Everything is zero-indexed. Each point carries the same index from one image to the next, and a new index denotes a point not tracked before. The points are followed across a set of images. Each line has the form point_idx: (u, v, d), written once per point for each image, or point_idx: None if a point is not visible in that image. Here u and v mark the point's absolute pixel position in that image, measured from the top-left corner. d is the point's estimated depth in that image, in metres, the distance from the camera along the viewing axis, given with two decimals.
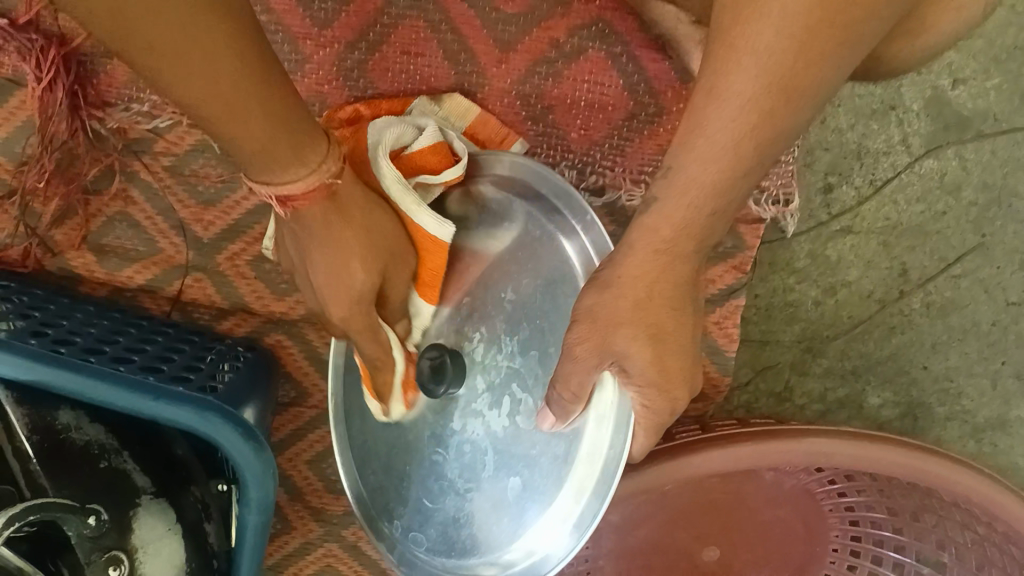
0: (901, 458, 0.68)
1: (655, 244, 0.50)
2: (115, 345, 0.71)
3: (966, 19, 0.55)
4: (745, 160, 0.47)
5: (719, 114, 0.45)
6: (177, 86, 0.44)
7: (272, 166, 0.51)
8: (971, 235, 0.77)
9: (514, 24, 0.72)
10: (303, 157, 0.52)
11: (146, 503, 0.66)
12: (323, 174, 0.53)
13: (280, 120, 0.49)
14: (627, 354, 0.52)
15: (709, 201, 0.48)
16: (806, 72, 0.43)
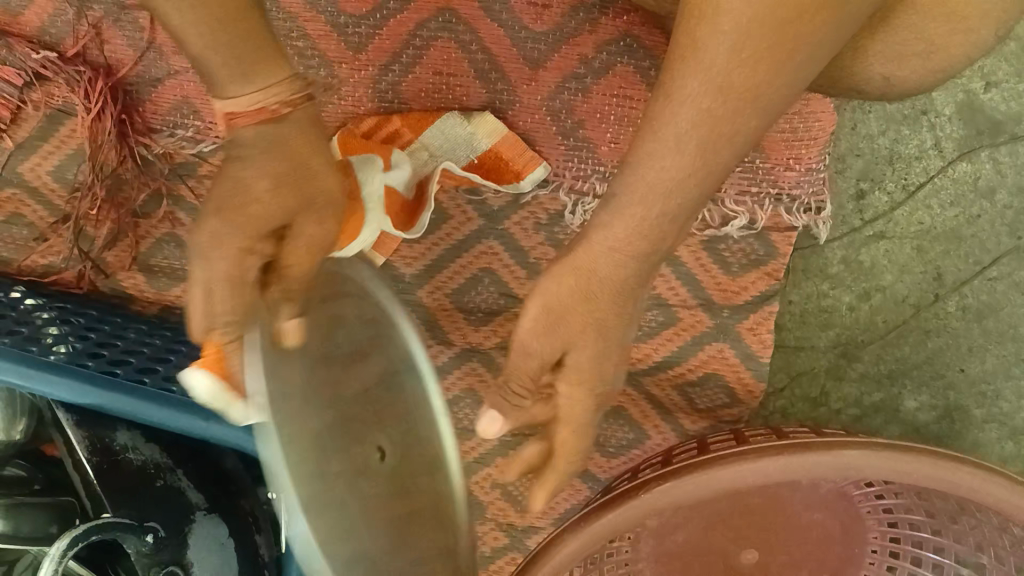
0: (934, 471, 0.69)
1: (588, 271, 0.47)
2: (168, 364, 0.73)
3: (976, 43, 0.60)
4: (701, 162, 0.44)
5: (679, 117, 0.43)
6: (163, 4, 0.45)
7: (224, 78, 0.48)
8: (1006, 238, 0.77)
9: (543, 42, 0.73)
10: (253, 71, 0.48)
11: (201, 518, 0.69)
12: (290, 87, 0.49)
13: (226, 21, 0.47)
14: (571, 348, 0.49)
15: (664, 204, 0.45)
16: (763, 75, 0.42)
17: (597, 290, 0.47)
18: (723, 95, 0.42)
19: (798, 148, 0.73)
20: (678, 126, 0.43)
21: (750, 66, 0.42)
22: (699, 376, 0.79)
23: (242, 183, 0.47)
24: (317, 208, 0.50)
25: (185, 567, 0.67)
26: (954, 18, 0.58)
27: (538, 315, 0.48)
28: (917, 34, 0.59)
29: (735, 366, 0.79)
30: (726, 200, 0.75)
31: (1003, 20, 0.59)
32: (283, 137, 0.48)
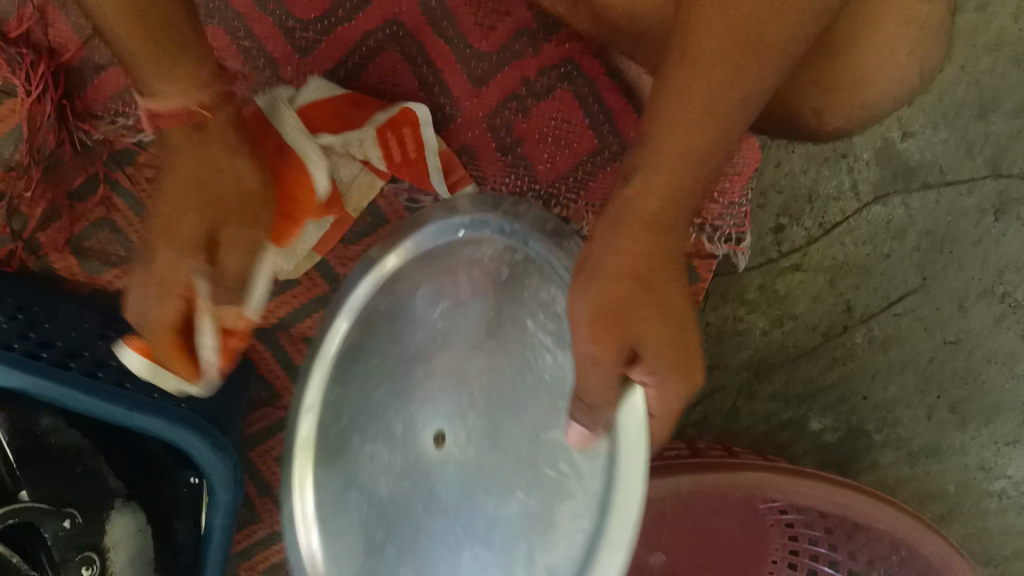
0: (832, 494, 0.74)
1: (644, 223, 0.51)
2: (97, 351, 0.74)
3: (907, 83, 0.62)
4: (711, 148, 0.49)
5: (686, 111, 0.48)
6: None
7: (150, 81, 0.51)
8: (913, 276, 0.82)
9: (488, 61, 0.75)
10: (170, 79, 0.51)
11: (119, 505, 0.71)
12: (190, 92, 0.52)
13: (179, 59, 0.51)
14: (647, 342, 0.50)
15: (691, 189, 0.50)
16: (736, 98, 0.48)
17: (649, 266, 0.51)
18: (710, 117, 0.48)
19: (723, 180, 0.76)
20: (676, 151, 0.49)
21: (728, 89, 0.47)
22: None
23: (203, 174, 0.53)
24: (234, 212, 0.53)
25: (103, 551, 0.70)
26: (886, 48, 0.61)
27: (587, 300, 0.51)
28: (850, 77, 0.62)
29: None
30: None
31: (925, 60, 0.62)
32: (206, 137, 0.53)
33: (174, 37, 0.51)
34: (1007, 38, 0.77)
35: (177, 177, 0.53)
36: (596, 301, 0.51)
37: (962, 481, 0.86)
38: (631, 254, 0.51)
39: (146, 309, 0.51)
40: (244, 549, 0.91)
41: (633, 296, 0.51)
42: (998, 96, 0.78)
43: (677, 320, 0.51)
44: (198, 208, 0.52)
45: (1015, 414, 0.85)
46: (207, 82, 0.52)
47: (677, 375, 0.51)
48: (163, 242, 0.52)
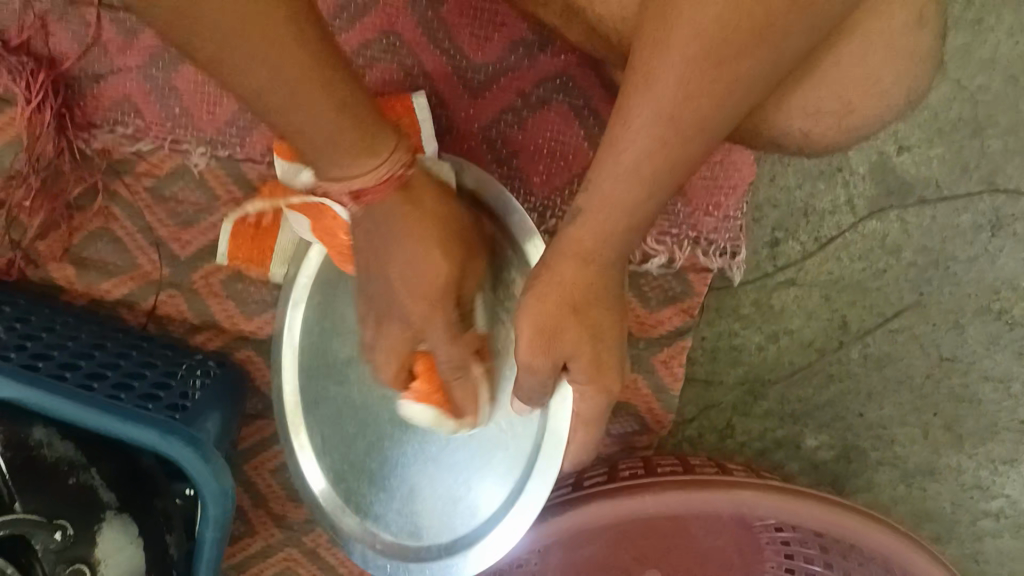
0: (828, 515, 0.73)
1: (579, 253, 0.56)
2: (91, 361, 0.73)
3: (889, 105, 0.61)
4: (654, 170, 0.53)
5: (627, 132, 0.52)
6: (247, 79, 0.47)
7: (332, 155, 0.53)
8: (909, 293, 0.82)
9: (483, 73, 0.75)
10: (370, 151, 0.54)
11: (110, 517, 0.70)
12: (392, 164, 0.56)
13: (349, 113, 0.51)
14: (574, 354, 0.58)
15: (622, 213, 0.55)
16: (679, 150, 0.52)
17: (580, 300, 0.57)
18: (649, 169, 0.53)
19: (717, 195, 0.77)
20: (607, 196, 0.54)
21: (665, 146, 0.52)
22: (612, 404, 0.82)
23: (385, 252, 0.59)
24: (450, 248, 0.60)
25: (94, 565, 0.68)
26: (868, 80, 0.60)
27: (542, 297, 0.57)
28: (834, 88, 0.60)
29: (646, 396, 0.82)
30: (649, 239, 0.78)
31: (911, 89, 0.61)
32: (417, 199, 0.59)
33: (327, 76, 0.49)
34: (1001, 54, 0.77)
35: (424, 246, 0.59)
36: (533, 320, 0.57)
37: (958, 499, 0.85)
38: (564, 285, 0.57)
39: (396, 362, 0.62)
40: (238, 562, 0.91)
41: (569, 320, 0.57)
42: (992, 112, 0.78)
43: (601, 340, 0.58)
44: (427, 244, 0.59)
45: (1013, 434, 0.84)
46: (400, 150, 0.57)
47: (593, 387, 0.60)
48: (411, 301, 0.60)
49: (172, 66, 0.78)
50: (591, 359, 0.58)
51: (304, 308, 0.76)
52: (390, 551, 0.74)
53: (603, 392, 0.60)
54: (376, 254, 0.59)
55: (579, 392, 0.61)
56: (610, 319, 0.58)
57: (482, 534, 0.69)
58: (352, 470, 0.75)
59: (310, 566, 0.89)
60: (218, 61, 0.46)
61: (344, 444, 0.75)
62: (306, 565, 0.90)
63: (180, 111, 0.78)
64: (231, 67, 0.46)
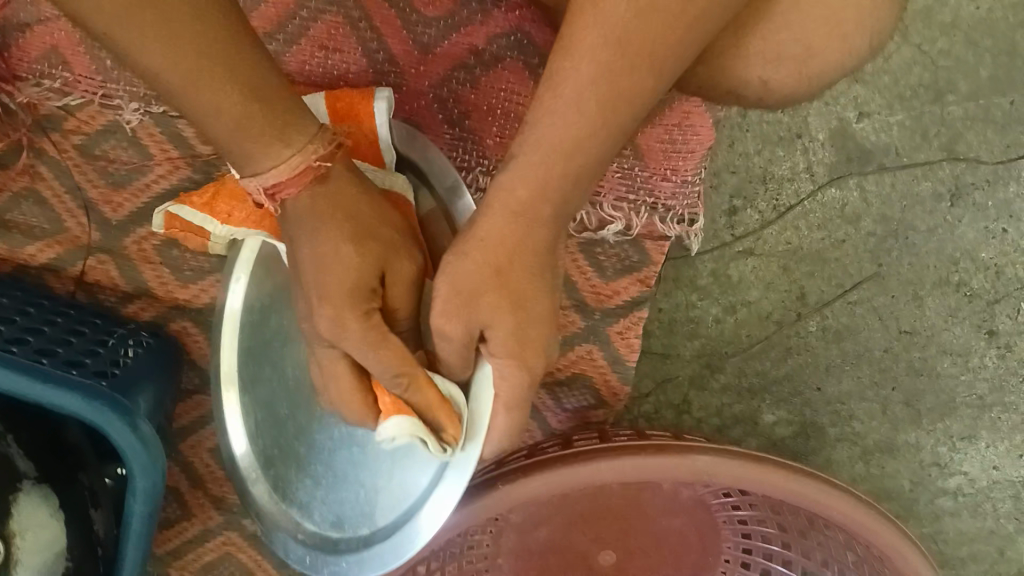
0: (781, 479, 0.74)
1: (511, 207, 0.53)
2: (12, 325, 0.69)
3: (853, 52, 0.60)
4: (593, 115, 0.50)
5: (571, 72, 0.49)
6: (168, 76, 0.47)
7: (246, 145, 0.51)
8: (868, 264, 0.80)
9: (434, 27, 0.72)
10: (283, 138, 0.51)
11: (27, 489, 0.66)
12: (310, 155, 0.53)
13: (258, 99, 0.50)
14: (493, 321, 0.53)
15: (558, 163, 0.51)
16: (623, 86, 0.50)
17: (504, 263, 0.53)
18: (592, 107, 0.50)
19: (676, 159, 0.74)
20: (543, 140, 0.51)
21: (609, 77, 0.49)
22: (567, 376, 0.80)
23: (308, 228, 0.54)
24: (374, 231, 0.55)
25: (8, 538, 0.64)
26: (827, 24, 0.58)
27: (461, 266, 0.53)
28: (792, 36, 0.59)
29: (602, 368, 0.79)
30: (605, 203, 0.75)
31: (875, 33, 0.59)
32: (337, 195, 0.54)
33: (232, 64, 0.48)
34: (963, 17, 0.76)
35: (334, 243, 0.53)
36: (452, 280, 0.53)
37: (916, 477, 0.84)
38: (492, 243, 0.53)
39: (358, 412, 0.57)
40: (174, 547, 0.86)
41: (490, 283, 0.53)
42: (953, 77, 0.76)
43: (524, 307, 0.53)
44: (345, 234, 0.54)
45: (970, 410, 0.83)
46: (320, 138, 0.53)
47: (515, 365, 0.54)
48: (320, 299, 0.53)
49: None
50: (523, 327, 0.53)
51: (243, 285, 0.70)
52: (311, 541, 0.72)
53: (528, 372, 0.54)
54: (302, 247, 0.54)
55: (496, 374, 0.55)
56: (541, 291, 0.54)
57: (398, 525, 0.65)
58: (281, 455, 0.72)
59: (252, 550, 0.86)
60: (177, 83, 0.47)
61: (274, 427, 0.71)
62: (248, 550, 0.86)
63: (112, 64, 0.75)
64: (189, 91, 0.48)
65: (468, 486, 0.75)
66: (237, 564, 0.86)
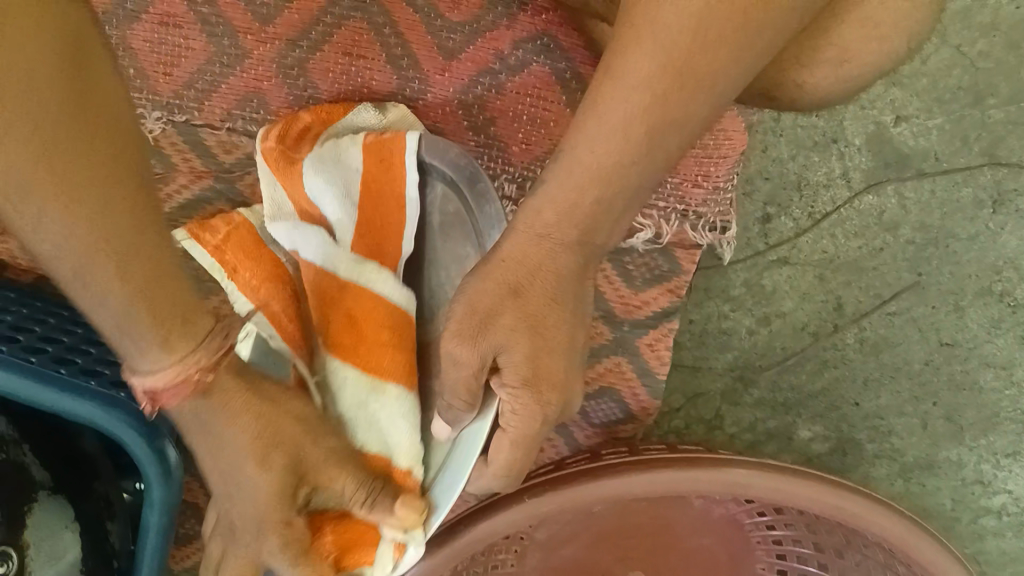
0: (819, 494, 0.71)
1: (539, 229, 0.51)
2: (31, 335, 0.68)
3: (891, 50, 0.58)
4: (633, 144, 0.47)
5: (614, 96, 0.47)
6: (61, 248, 0.40)
7: (152, 347, 0.44)
8: (907, 273, 0.78)
9: (459, 32, 0.71)
10: (173, 337, 0.45)
11: (43, 498, 0.65)
12: (202, 359, 0.46)
13: (160, 291, 0.43)
14: (507, 347, 0.51)
15: (595, 187, 0.49)
16: (671, 115, 0.47)
17: (527, 284, 0.51)
18: (640, 137, 0.47)
19: (705, 165, 0.71)
20: (581, 163, 0.49)
21: (660, 103, 0.46)
22: (595, 390, 0.78)
23: (220, 445, 0.52)
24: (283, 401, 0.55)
25: (21, 548, 0.63)
26: (866, 23, 0.56)
27: (482, 289, 0.52)
28: (835, 38, 0.57)
29: (631, 380, 0.77)
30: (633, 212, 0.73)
31: (913, 33, 0.57)
32: (222, 398, 0.51)
33: (127, 224, 0.41)
34: (1003, 18, 0.73)
35: (244, 435, 0.52)
36: (470, 301, 0.52)
37: (958, 496, 0.81)
38: (513, 262, 0.52)
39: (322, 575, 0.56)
40: (194, 564, 0.85)
41: (506, 305, 0.51)
42: (993, 80, 0.74)
43: (542, 333, 0.51)
44: (251, 441, 0.52)
45: (1014, 425, 0.80)
46: (217, 333, 0.47)
47: (530, 398, 0.51)
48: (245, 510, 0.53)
49: (127, 22, 0.71)
50: (551, 351, 0.51)
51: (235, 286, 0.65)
52: None
53: (542, 406, 0.52)
54: (212, 470, 0.53)
55: (508, 404, 0.52)
56: (564, 321, 0.52)
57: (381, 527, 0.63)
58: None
59: None
60: (88, 255, 0.40)
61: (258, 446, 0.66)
62: None
63: (135, 71, 0.72)
64: (103, 258, 0.41)
65: (482, 503, 0.72)
66: None
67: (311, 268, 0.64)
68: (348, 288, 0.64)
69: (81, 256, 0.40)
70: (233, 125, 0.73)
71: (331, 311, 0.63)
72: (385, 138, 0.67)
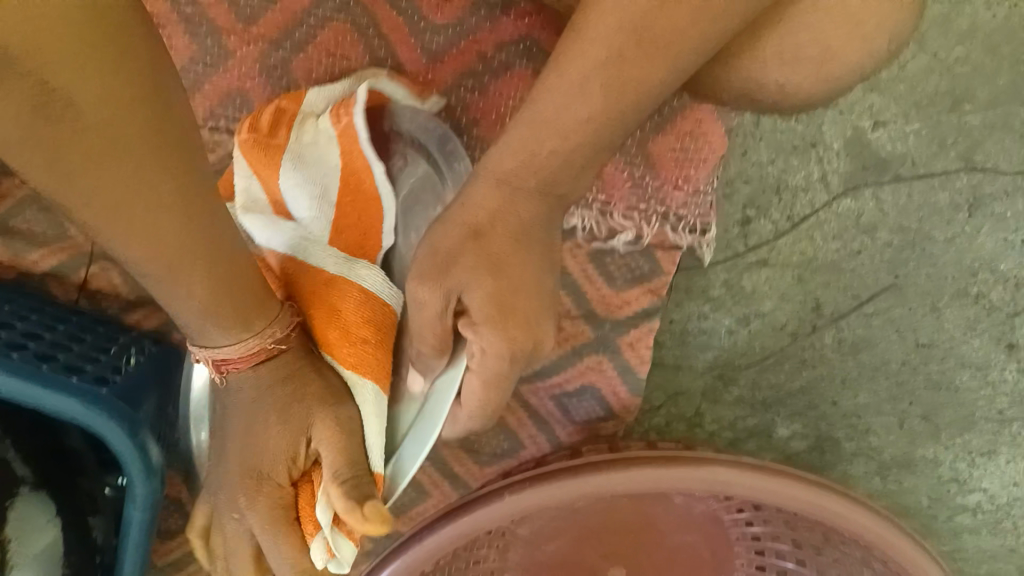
0: (799, 492, 0.73)
1: (499, 177, 0.53)
2: (14, 331, 0.69)
3: (869, 54, 0.58)
4: (594, 100, 0.49)
5: (577, 53, 0.49)
6: (133, 248, 0.44)
7: (215, 325, 0.51)
8: (885, 275, 0.79)
9: (442, 35, 0.72)
10: (250, 318, 0.53)
11: (25, 494, 0.67)
12: (266, 337, 0.54)
13: (222, 282, 0.49)
14: (471, 285, 0.52)
15: (553, 140, 0.51)
16: (629, 76, 0.49)
17: (488, 228, 0.53)
18: (598, 93, 0.49)
19: (687, 168, 0.73)
20: (544, 119, 0.51)
21: (618, 67, 0.48)
22: (575, 388, 0.79)
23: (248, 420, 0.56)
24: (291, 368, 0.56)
25: (5, 543, 0.65)
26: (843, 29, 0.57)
27: (448, 232, 0.53)
28: (808, 45, 0.57)
29: (612, 378, 0.78)
30: (614, 213, 0.74)
31: (896, 34, 0.58)
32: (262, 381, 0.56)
33: (196, 240, 0.46)
34: (982, 23, 0.74)
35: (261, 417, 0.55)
36: (433, 245, 0.53)
37: (935, 494, 0.84)
38: (481, 211, 0.53)
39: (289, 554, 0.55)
40: (177, 557, 0.86)
41: (468, 247, 0.53)
42: (971, 84, 0.75)
43: (505, 272, 0.52)
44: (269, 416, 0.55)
45: (990, 425, 0.82)
46: (279, 322, 0.55)
47: (493, 334, 0.52)
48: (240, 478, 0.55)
49: None
50: (517, 287, 0.52)
51: None
52: None
53: (509, 343, 0.52)
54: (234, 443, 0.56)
55: (477, 343, 0.53)
56: (526, 264, 0.53)
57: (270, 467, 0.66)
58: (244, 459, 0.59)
59: None
60: (158, 258, 0.45)
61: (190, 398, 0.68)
62: None
63: None
64: (171, 253, 0.45)
65: (464, 500, 0.74)
66: None
67: (286, 258, 0.61)
68: (337, 281, 0.59)
69: (153, 258, 0.45)
70: (216, 124, 0.73)
71: (309, 301, 0.59)
72: (343, 124, 0.67)
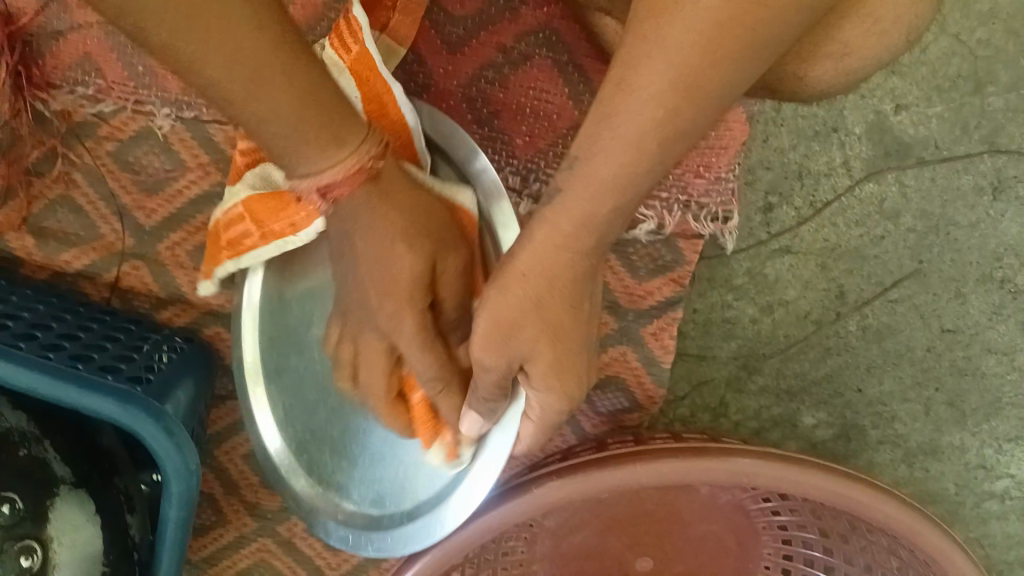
0: (825, 484, 0.72)
1: (554, 240, 0.50)
2: (48, 332, 0.69)
3: (888, 43, 0.58)
4: (647, 156, 0.47)
5: (626, 107, 0.46)
6: (201, 67, 0.44)
7: (293, 151, 0.50)
8: (908, 261, 0.79)
9: (461, 26, 0.72)
10: (339, 138, 0.50)
11: (64, 493, 0.67)
12: (361, 156, 0.52)
13: (313, 101, 0.48)
14: (532, 354, 0.52)
15: (607, 197, 0.48)
16: (682, 124, 0.46)
17: (547, 297, 0.51)
18: (650, 149, 0.46)
19: (708, 156, 0.72)
20: (596, 176, 0.48)
21: (672, 117, 0.45)
22: (601, 379, 0.79)
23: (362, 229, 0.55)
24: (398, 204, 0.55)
25: (45, 542, 0.66)
26: (863, 17, 0.56)
27: (506, 295, 0.51)
28: (829, 32, 0.57)
29: (635, 368, 0.78)
30: (637, 203, 0.74)
31: (913, 26, 0.58)
32: (383, 194, 0.54)
33: (267, 65, 0.46)
34: (1002, 6, 0.73)
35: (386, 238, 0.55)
36: (493, 313, 0.52)
37: (962, 480, 0.83)
38: (532, 275, 0.51)
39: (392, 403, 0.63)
40: (210, 553, 0.88)
41: (528, 317, 0.51)
42: (993, 67, 0.74)
43: (563, 338, 0.52)
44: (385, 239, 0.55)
45: (1017, 410, 0.81)
46: (371, 139, 0.52)
47: (557, 394, 0.54)
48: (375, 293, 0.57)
49: None
50: (571, 346, 0.52)
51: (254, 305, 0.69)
52: (352, 522, 0.71)
53: (569, 399, 0.54)
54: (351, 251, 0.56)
55: (538, 403, 0.55)
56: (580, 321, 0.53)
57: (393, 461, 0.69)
58: (315, 440, 0.72)
59: (286, 557, 0.87)
60: (227, 81, 0.45)
61: (306, 412, 0.71)
62: (283, 557, 0.87)
63: (144, 70, 0.74)
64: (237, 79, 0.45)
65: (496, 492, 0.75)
66: (272, 569, 0.87)
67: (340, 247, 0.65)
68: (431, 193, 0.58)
69: (221, 82, 0.45)
70: None
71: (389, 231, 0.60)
72: (355, 52, 0.58)
